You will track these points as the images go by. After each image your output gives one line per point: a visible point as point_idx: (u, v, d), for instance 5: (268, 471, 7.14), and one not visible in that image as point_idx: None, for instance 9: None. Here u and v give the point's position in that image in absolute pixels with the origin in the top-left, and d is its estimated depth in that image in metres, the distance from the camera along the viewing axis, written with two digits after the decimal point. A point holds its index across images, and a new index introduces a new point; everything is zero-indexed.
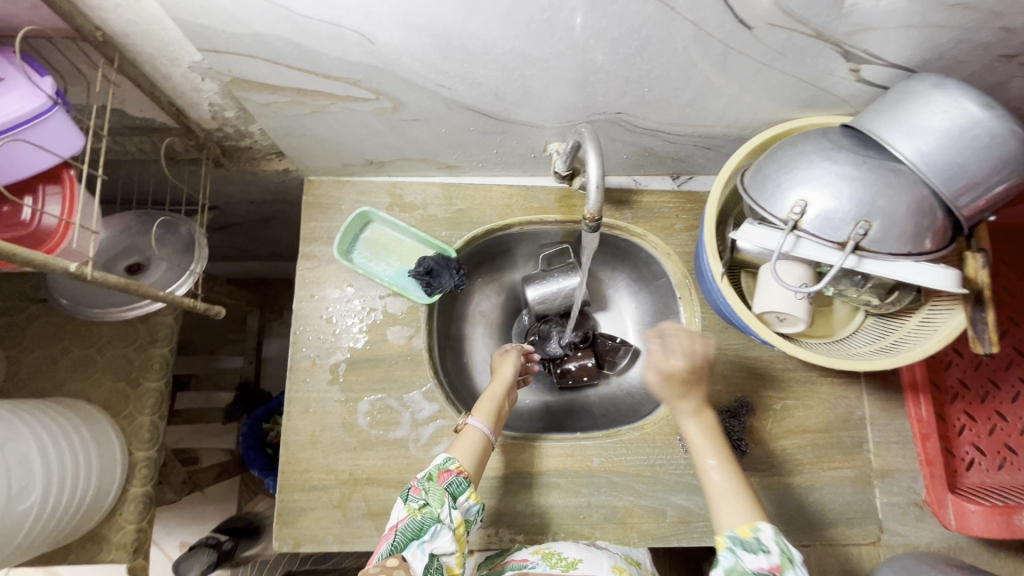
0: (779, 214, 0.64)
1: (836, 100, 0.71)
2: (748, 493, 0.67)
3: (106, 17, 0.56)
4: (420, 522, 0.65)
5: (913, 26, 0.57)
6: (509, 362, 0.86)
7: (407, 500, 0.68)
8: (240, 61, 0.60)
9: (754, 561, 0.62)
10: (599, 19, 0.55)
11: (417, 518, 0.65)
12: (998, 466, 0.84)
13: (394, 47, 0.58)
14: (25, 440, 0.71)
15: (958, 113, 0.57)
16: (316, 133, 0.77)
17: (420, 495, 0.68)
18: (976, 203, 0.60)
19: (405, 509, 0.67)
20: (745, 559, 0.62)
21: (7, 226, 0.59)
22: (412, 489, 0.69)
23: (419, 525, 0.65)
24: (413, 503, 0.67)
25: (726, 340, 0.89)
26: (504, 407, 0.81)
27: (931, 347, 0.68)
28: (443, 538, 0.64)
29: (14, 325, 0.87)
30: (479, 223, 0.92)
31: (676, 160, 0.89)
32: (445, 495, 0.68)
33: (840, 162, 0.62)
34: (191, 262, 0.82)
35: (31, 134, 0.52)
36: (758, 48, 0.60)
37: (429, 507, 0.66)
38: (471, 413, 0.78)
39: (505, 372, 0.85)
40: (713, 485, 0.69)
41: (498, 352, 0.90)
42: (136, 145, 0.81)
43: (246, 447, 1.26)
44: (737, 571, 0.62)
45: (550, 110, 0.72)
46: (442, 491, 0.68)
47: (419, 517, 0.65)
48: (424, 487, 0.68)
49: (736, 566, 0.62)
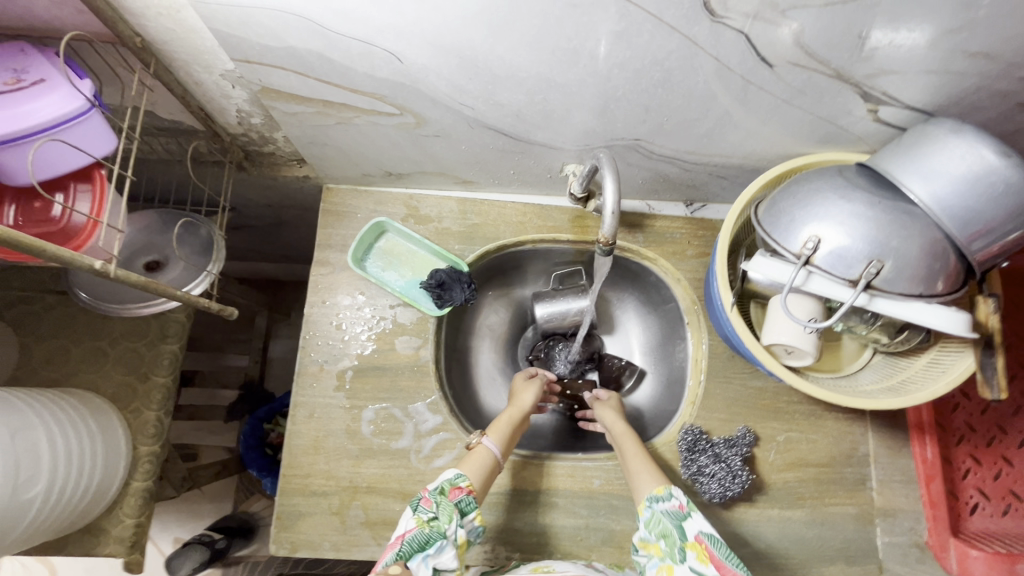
0: (792, 248, 0.64)
1: (853, 138, 0.72)
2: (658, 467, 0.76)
3: (146, 24, 0.57)
4: (428, 534, 0.63)
5: (933, 71, 0.58)
6: (530, 390, 0.86)
7: (415, 510, 0.66)
8: (272, 72, 0.61)
9: (667, 505, 0.70)
10: (624, 50, 0.56)
11: (424, 530, 0.63)
12: (1003, 512, 0.83)
13: (422, 65, 0.59)
14: (35, 430, 0.72)
15: (974, 160, 0.58)
16: (338, 143, 0.78)
17: (430, 507, 0.66)
18: (989, 248, 0.61)
19: (412, 520, 0.65)
20: (659, 507, 0.70)
21: (37, 221, 0.61)
22: (422, 500, 0.67)
23: (426, 537, 0.63)
24: (422, 514, 0.65)
25: (732, 369, 0.89)
26: (518, 430, 0.81)
27: (939, 390, 0.67)
28: (447, 554, 0.63)
29: (30, 314, 0.88)
30: (492, 239, 0.93)
31: (691, 187, 0.90)
32: (455, 511, 0.65)
33: (855, 201, 0.62)
34: (207, 263, 0.83)
35: (66, 135, 0.53)
36: (778, 85, 0.61)
37: (438, 521, 0.65)
38: (485, 433, 0.77)
39: (524, 399, 0.85)
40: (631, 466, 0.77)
41: (521, 377, 0.90)
42: (162, 146, 0.83)
43: (247, 447, 1.27)
44: (654, 518, 0.70)
45: (569, 133, 0.73)
46: (452, 507, 0.66)
47: (427, 530, 0.63)
48: (435, 500, 0.66)
49: (652, 515, 0.70)
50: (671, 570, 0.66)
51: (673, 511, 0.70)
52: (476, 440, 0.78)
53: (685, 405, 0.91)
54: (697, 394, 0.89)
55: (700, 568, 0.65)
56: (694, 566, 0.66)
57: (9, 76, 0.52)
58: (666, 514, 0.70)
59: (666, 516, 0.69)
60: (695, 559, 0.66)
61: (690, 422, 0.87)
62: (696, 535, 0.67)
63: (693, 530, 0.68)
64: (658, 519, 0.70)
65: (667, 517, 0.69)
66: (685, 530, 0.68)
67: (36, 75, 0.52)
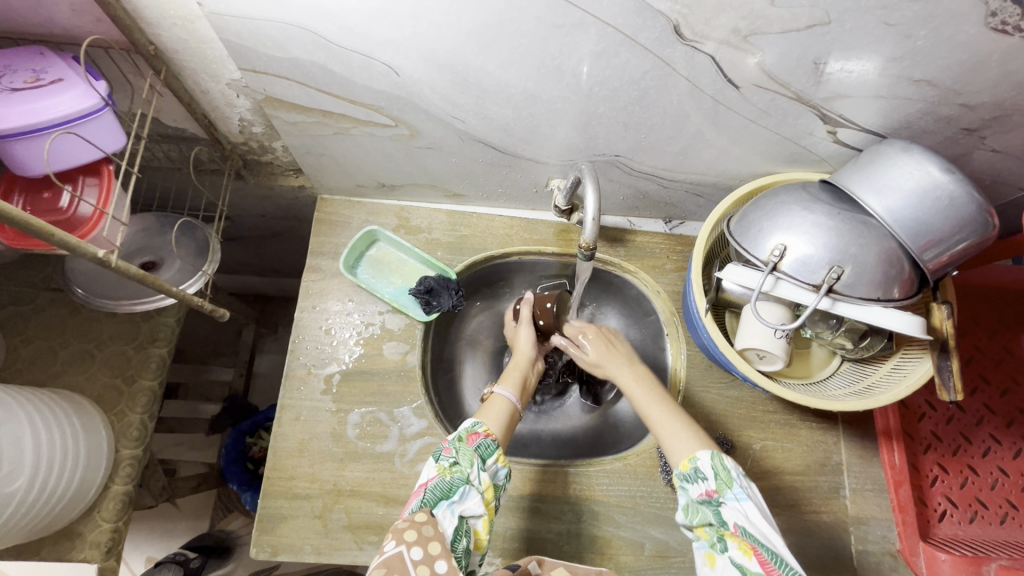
0: (761, 256, 0.69)
1: (816, 159, 0.78)
2: (696, 426, 0.71)
3: (161, 33, 0.62)
4: (450, 482, 0.63)
5: (882, 97, 0.64)
6: (523, 337, 0.87)
7: (436, 460, 0.66)
8: (275, 82, 0.65)
9: (697, 490, 0.65)
10: (604, 69, 0.62)
11: (446, 477, 0.64)
12: (970, 519, 0.85)
13: (417, 79, 0.64)
14: (19, 423, 0.72)
15: (922, 175, 0.63)
16: (334, 153, 0.82)
17: (450, 455, 0.66)
18: (940, 258, 0.66)
19: (434, 469, 0.65)
20: (692, 491, 0.66)
21: (46, 210, 0.65)
22: (442, 449, 0.67)
23: (448, 485, 0.63)
24: (443, 462, 0.65)
25: (710, 379, 0.92)
26: (529, 378, 0.83)
27: (901, 393, 0.72)
28: (472, 500, 0.63)
29: (18, 315, 0.89)
30: (480, 250, 0.96)
31: (668, 205, 0.95)
32: (475, 456, 0.65)
33: (816, 212, 0.67)
34: (202, 264, 0.85)
35: (83, 129, 0.58)
36: (745, 106, 0.67)
37: (458, 467, 0.65)
38: (496, 384, 0.78)
39: (523, 344, 0.86)
40: (655, 420, 0.73)
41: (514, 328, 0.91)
42: (164, 153, 0.88)
43: (228, 461, 1.26)
44: (691, 505, 0.65)
45: (553, 148, 0.78)
46: (472, 452, 0.66)
47: (449, 478, 0.64)
48: (455, 447, 0.66)
49: (688, 501, 0.66)
50: (713, 561, 0.62)
51: (705, 498, 0.64)
52: (491, 392, 0.79)
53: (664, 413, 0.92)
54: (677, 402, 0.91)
55: (741, 561, 0.59)
56: (736, 558, 0.60)
57: (28, 75, 0.56)
58: (700, 502, 0.65)
59: (700, 504, 0.64)
60: (737, 551, 0.60)
61: None
62: (734, 526, 0.61)
63: (730, 519, 0.62)
64: (694, 505, 0.65)
65: (702, 505, 0.64)
66: (723, 518, 0.62)
67: (54, 76, 0.57)
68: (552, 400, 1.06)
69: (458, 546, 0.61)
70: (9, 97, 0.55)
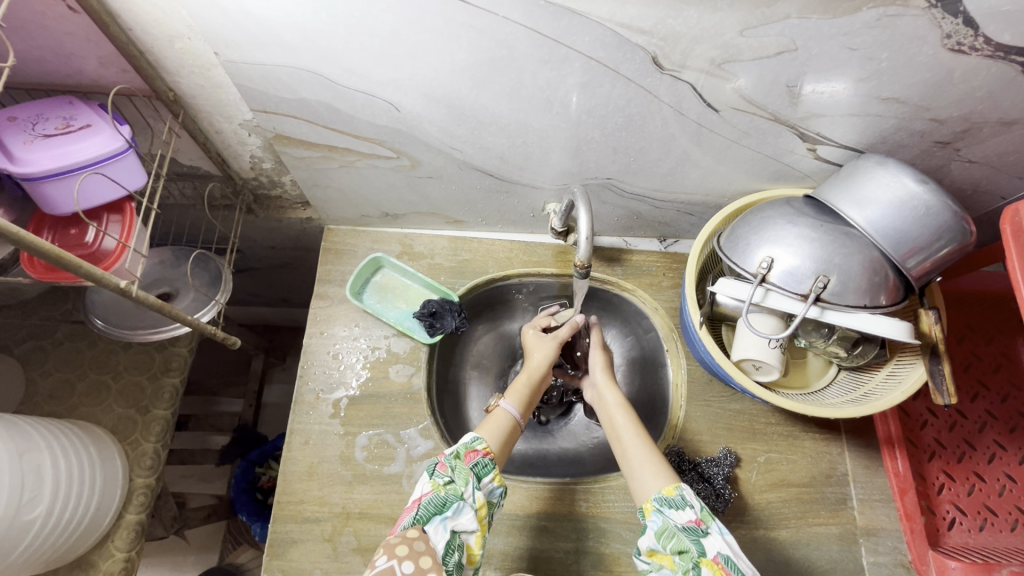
0: (749, 269, 0.71)
1: (799, 175, 0.81)
2: (663, 460, 0.72)
3: (179, 81, 0.68)
4: (444, 497, 0.65)
5: (855, 114, 0.67)
6: (543, 346, 0.86)
7: (431, 475, 0.68)
8: (285, 120, 0.70)
9: (682, 516, 0.65)
10: (591, 99, 0.66)
11: (440, 493, 0.65)
12: (979, 527, 0.85)
13: (417, 114, 0.68)
14: (41, 453, 0.75)
15: (898, 187, 0.66)
16: (340, 185, 0.87)
17: (445, 472, 0.67)
18: (923, 264, 0.68)
19: (429, 484, 0.67)
20: (672, 516, 0.66)
21: (75, 246, 0.70)
22: (438, 464, 0.68)
23: (442, 500, 0.64)
24: (438, 478, 0.67)
25: (711, 393, 0.94)
26: (535, 393, 0.83)
27: (896, 397, 0.73)
28: (465, 516, 0.64)
29: (39, 349, 0.93)
30: (481, 273, 1.00)
31: (662, 224, 0.99)
32: (471, 474, 0.67)
33: (800, 225, 0.70)
34: (216, 294, 0.89)
35: (108, 169, 0.63)
36: (726, 128, 0.71)
37: (453, 485, 0.66)
38: (502, 396, 0.80)
39: (539, 357, 0.85)
40: (631, 455, 0.74)
41: (532, 331, 0.89)
42: (180, 190, 0.93)
43: (237, 491, 1.26)
44: (667, 530, 0.65)
45: (547, 174, 0.82)
46: (468, 470, 0.67)
47: (443, 493, 0.65)
48: (451, 465, 0.68)
49: (665, 525, 0.65)
50: None
51: (690, 526, 0.65)
52: (496, 403, 0.81)
53: (667, 429, 0.93)
54: (680, 418, 0.92)
55: None
56: None
57: (59, 122, 0.63)
58: (682, 528, 0.65)
59: (681, 530, 0.64)
60: None
61: (673, 443, 0.90)
62: (714, 555, 0.63)
63: (712, 548, 0.63)
64: (671, 531, 0.65)
65: (682, 531, 0.64)
66: (703, 547, 0.63)
67: (82, 122, 0.63)
68: (557, 419, 1.08)
69: (450, 560, 0.62)
70: (42, 143, 0.61)
